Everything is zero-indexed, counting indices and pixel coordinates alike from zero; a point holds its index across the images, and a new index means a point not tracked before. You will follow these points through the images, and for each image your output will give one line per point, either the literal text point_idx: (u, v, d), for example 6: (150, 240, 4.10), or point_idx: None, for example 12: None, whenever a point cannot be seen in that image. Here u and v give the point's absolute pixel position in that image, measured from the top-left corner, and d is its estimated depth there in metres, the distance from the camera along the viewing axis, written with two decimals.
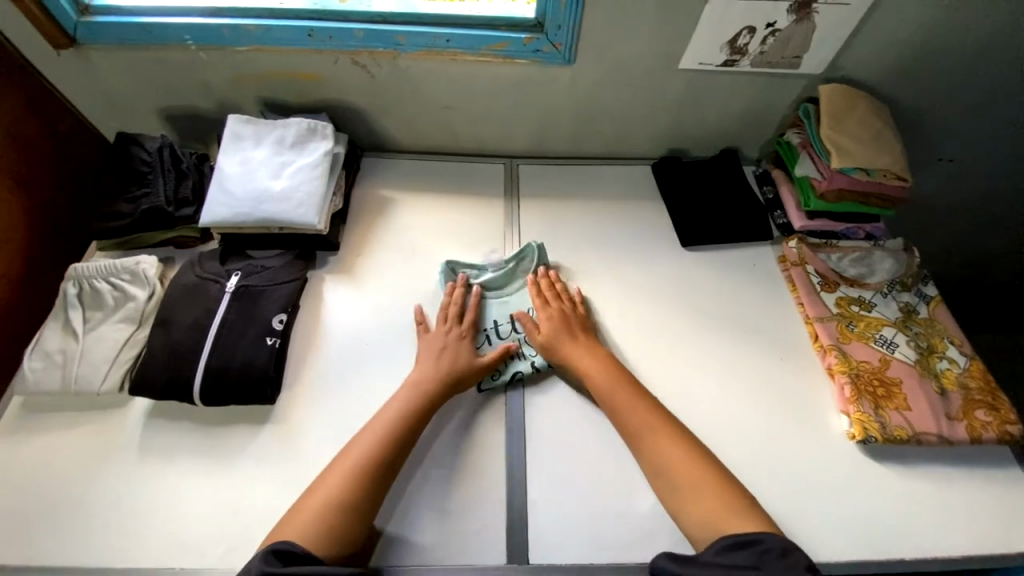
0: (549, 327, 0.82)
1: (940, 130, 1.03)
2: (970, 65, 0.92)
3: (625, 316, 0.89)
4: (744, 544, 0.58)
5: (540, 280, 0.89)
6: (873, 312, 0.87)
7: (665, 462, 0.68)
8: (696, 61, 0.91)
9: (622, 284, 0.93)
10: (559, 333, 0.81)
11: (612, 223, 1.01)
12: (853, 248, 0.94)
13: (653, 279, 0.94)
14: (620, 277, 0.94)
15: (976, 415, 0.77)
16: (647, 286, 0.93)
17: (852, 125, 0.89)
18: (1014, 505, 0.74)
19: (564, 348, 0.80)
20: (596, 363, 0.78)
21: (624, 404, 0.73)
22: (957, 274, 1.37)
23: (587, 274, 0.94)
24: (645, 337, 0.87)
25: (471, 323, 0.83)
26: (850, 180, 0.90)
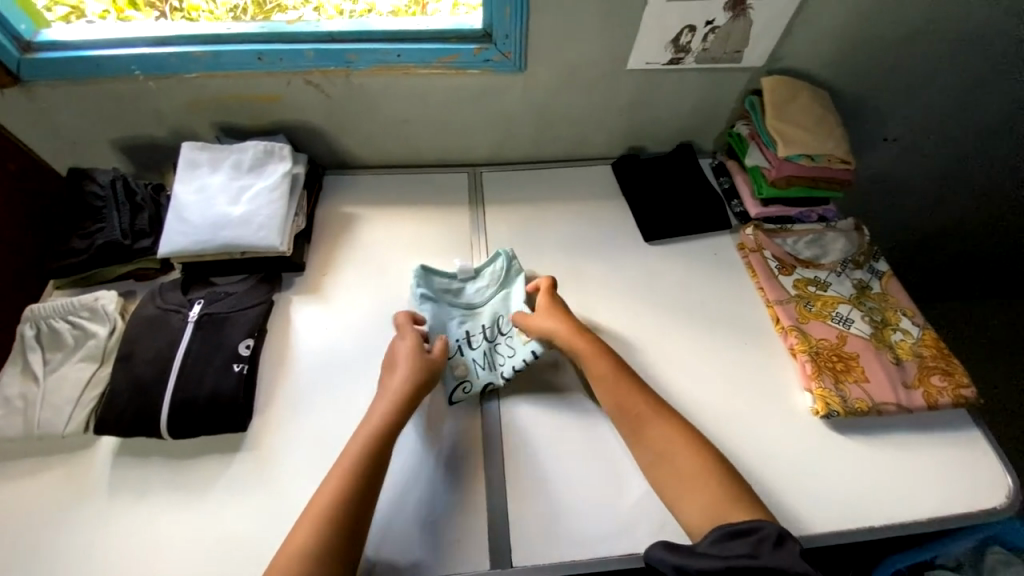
0: (542, 325, 0.82)
1: (879, 112, 1.08)
2: (901, 50, 0.97)
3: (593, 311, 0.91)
4: (742, 533, 0.60)
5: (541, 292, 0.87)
6: (829, 291, 0.90)
7: (663, 451, 0.70)
8: (642, 61, 0.93)
9: (588, 281, 0.95)
10: (551, 322, 0.82)
11: (576, 222, 1.03)
12: (806, 231, 0.98)
13: (617, 273, 0.96)
14: (587, 276, 0.96)
15: (932, 381, 0.80)
16: (614, 283, 0.95)
17: (794, 114, 0.93)
18: (972, 466, 0.77)
19: (557, 336, 0.81)
20: (597, 356, 0.79)
21: (620, 395, 0.75)
22: (909, 244, 1.44)
23: (554, 274, 0.96)
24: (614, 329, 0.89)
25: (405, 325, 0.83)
26: (796, 166, 0.93)
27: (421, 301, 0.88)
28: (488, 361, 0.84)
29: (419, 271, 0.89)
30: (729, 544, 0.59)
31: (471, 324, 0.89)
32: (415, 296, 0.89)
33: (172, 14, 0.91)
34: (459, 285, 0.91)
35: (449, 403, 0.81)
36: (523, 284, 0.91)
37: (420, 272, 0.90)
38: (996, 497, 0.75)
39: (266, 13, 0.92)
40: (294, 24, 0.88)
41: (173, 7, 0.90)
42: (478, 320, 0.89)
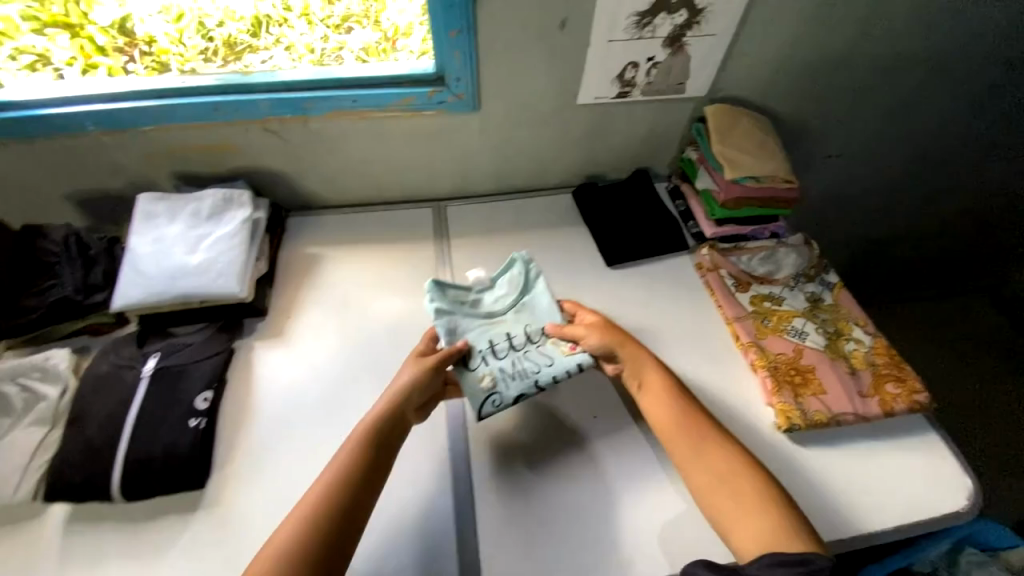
0: (601, 335, 0.82)
1: (818, 132, 1.15)
2: (830, 76, 1.04)
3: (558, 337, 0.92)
4: (792, 561, 0.58)
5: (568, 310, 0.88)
6: (784, 305, 0.93)
7: (719, 474, 0.69)
8: (591, 96, 0.97)
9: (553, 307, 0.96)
10: (607, 338, 0.81)
11: (538, 249, 1.05)
12: (759, 248, 1.01)
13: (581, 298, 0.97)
14: None
15: (886, 388, 0.82)
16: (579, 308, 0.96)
17: (737, 139, 0.98)
18: (932, 470, 0.79)
19: (616, 350, 0.81)
20: (658, 375, 0.79)
21: (681, 417, 0.75)
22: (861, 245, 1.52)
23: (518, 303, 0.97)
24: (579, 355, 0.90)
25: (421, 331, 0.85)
26: (744, 188, 0.97)
27: (443, 308, 0.86)
28: (518, 372, 0.81)
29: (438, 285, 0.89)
30: (776, 574, 0.57)
31: (495, 331, 0.86)
32: (436, 305, 0.87)
33: (142, 58, 0.93)
34: (474, 295, 0.91)
35: (479, 416, 0.78)
36: (547, 294, 0.90)
37: (436, 287, 0.89)
38: (959, 501, 0.76)
39: (236, 53, 0.95)
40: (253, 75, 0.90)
41: (142, 51, 0.93)
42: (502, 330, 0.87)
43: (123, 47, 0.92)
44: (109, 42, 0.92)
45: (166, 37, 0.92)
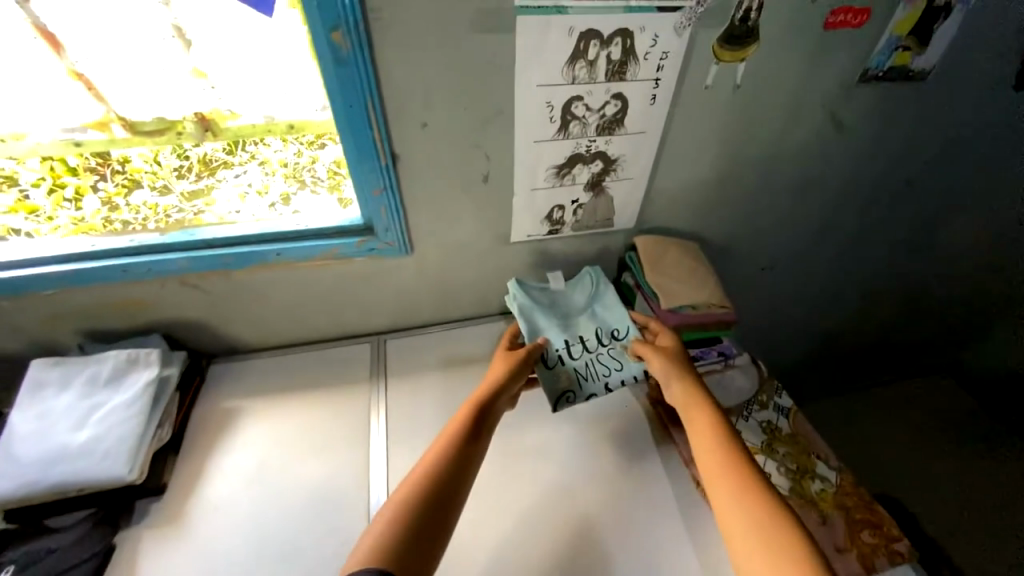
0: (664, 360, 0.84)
1: (746, 247, 1.21)
2: (748, 202, 1.11)
3: (499, 490, 0.82)
4: None
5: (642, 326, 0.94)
6: (741, 440, 0.88)
7: (753, 517, 0.64)
8: (524, 234, 0.99)
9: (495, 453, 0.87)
10: (666, 366, 0.83)
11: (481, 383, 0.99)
12: (708, 372, 0.99)
13: (526, 438, 0.89)
14: (498, 449, 0.88)
15: (863, 539, 0.75)
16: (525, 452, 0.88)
17: (668, 267, 1.00)
18: None
19: (669, 375, 0.82)
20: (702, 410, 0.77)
21: (720, 451, 0.71)
22: (804, 330, 1.58)
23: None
24: (522, 510, 0.79)
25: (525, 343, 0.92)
26: (681, 315, 0.98)
27: (527, 306, 0.96)
28: (591, 373, 0.90)
29: (519, 286, 0.98)
30: None
31: (573, 329, 0.95)
32: (522, 303, 0.96)
33: (113, 177, 0.91)
34: (553, 294, 1.01)
35: (554, 409, 0.87)
36: (613, 295, 0.98)
37: (518, 293, 0.97)
38: None
39: (212, 169, 0.93)
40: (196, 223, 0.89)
41: (114, 169, 0.90)
42: (572, 324, 0.96)
43: (95, 167, 0.89)
44: (81, 163, 0.88)
45: (140, 156, 0.90)
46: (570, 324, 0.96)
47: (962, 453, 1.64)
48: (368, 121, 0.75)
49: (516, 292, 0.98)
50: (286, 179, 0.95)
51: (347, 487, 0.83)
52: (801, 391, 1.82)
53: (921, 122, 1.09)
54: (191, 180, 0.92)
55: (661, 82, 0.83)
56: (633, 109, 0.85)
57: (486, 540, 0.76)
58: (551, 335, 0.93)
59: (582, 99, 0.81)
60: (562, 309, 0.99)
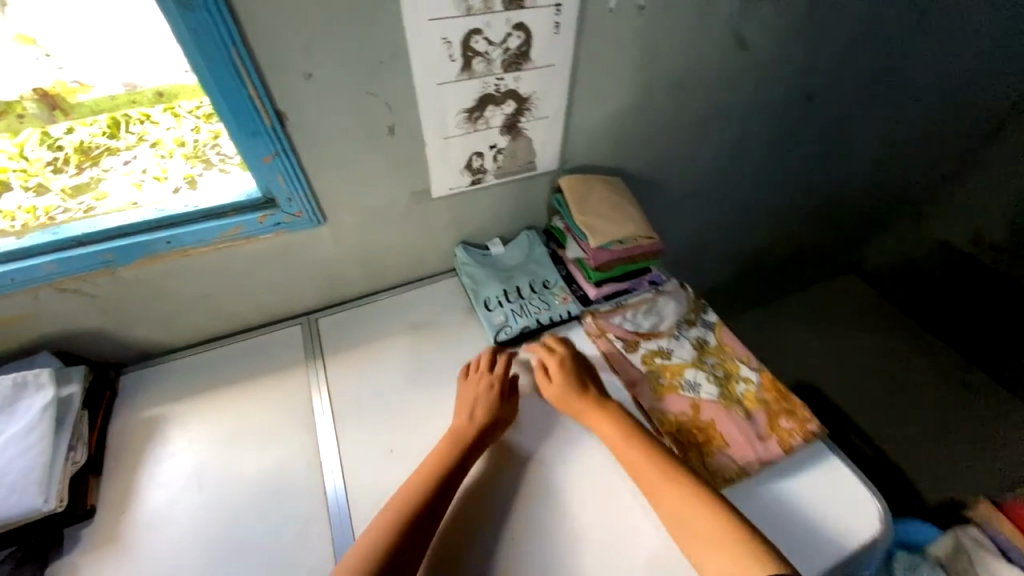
0: (558, 380, 0.87)
1: (669, 176, 1.25)
2: (666, 131, 1.12)
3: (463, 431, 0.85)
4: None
5: (544, 337, 0.96)
6: (674, 359, 0.93)
7: (678, 512, 0.69)
8: (445, 188, 0.95)
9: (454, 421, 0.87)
10: (559, 392, 0.85)
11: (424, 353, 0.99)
12: (640, 302, 1.03)
13: None
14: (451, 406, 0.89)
15: (781, 425, 0.84)
16: None
17: (593, 205, 1.00)
18: (847, 501, 0.77)
19: (569, 400, 0.84)
20: (610, 422, 0.81)
21: (636, 459, 0.75)
22: (731, 250, 1.68)
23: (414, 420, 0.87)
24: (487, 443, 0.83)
25: (499, 370, 0.88)
26: (610, 251, 1.00)
27: (469, 264, 1.07)
28: (524, 310, 1.02)
29: (463, 245, 1.08)
30: None
31: (511, 279, 1.07)
32: (465, 262, 1.07)
33: None
34: (493, 253, 1.11)
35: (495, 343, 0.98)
36: (545, 249, 1.12)
37: (462, 249, 1.08)
38: (874, 529, 0.74)
39: (95, 158, 0.80)
40: (67, 220, 0.77)
41: None
42: (510, 276, 1.08)
43: None
44: None
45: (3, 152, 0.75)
46: (508, 276, 1.08)
47: (866, 338, 1.88)
48: (237, 76, 0.66)
49: (462, 252, 1.09)
50: (186, 159, 0.83)
51: (299, 470, 0.82)
52: (732, 305, 1.98)
53: (818, 35, 1.13)
54: (75, 175, 0.79)
55: (562, 9, 0.79)
56: (537, 41, 0.81)
57: None
58: (491, 286, 1.05)
59: (481, 33, 0.76)
60: (501, 265, 1.10)
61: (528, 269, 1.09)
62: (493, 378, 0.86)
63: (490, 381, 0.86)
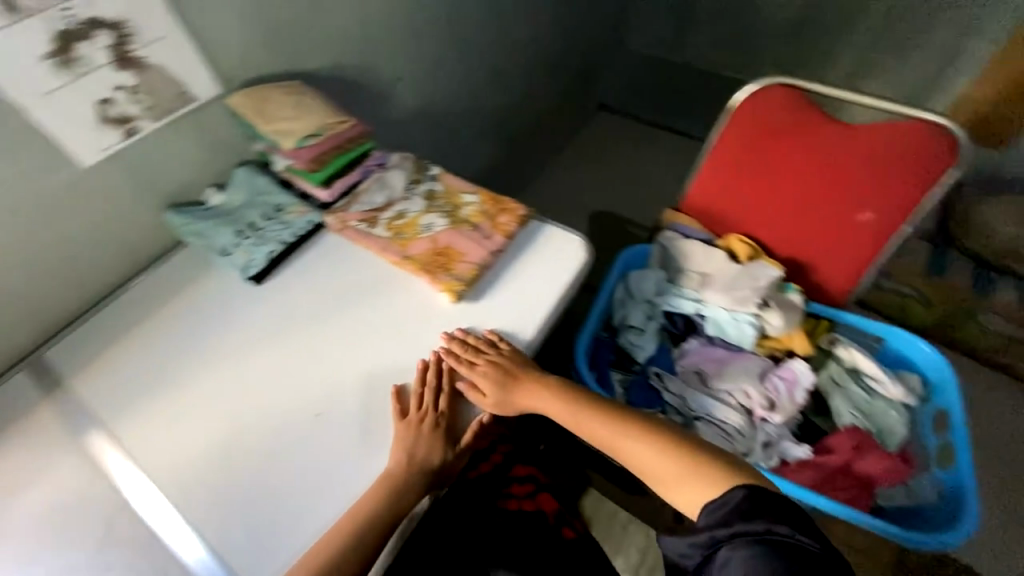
0: (489, 386, 0.88)
1: (362, 68, 1.29)
2: (322, 22, 1.14)
3: (248, 340, 0.95)
4: (717, 509, 0.73)
5: (450, 343, 0.90)
6: (409, 215, 1.04)
7: (643, 466, 0.84)
8: (97, 150, 0.91)
9: (332, 432, 0.84)
10: (496, 390, 0.88)
11: (248, 366, 0.92)
12: (370, 183, 1.10)
13: (250, 303, 0.99)
14: (230, 343, 0.94)
15: (500, 221, 1.01)
16: (255, 324, 0.96)
17: (274, 111, 1.02)
18: (559, 251, 1.00)
19: (508, 396, 0.89)
20: (557, 404, 0.91)
21: (599, 432, 0.88)
22: (479, 126, 1.85)
23: (292, 447, 0.83)
24: (268, 338, 0.95)
25: (443, 404, 0.86)
26: (312, 147, 1.03)
27: (190, 225, 1.04)
28: (262, 240, 1.04)
29: (173, 209, 1.04)
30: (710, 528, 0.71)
31: (241, 220, 1.06)
32: (184, 225, 1.04)
33: None
34: (213, 205, 1.08)
35: (247, 280, 1.00)
36: (266, 178, 1.10)
37: (174, 214, 1.04)
38: (578, 260, 0.99)
39: None
40: None
41: None
42: (239, 218, 1.06)
43: None
44: None
45: None
46: (237, 219, 1.06)
47: None
48: None
49: (177, 216, 1.04)
50: None
51: (87, 470, 0.83)
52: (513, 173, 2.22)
53: None
54: None
55: None
56: None
57: (249, 384, 0.90)
58: (222, 235, 1.04)
59: None
60: (226, 211, 1.07)
61: (255, 202, 1.08)
62: (437, 417, 0.85)
63: (431, 422, 0.84)
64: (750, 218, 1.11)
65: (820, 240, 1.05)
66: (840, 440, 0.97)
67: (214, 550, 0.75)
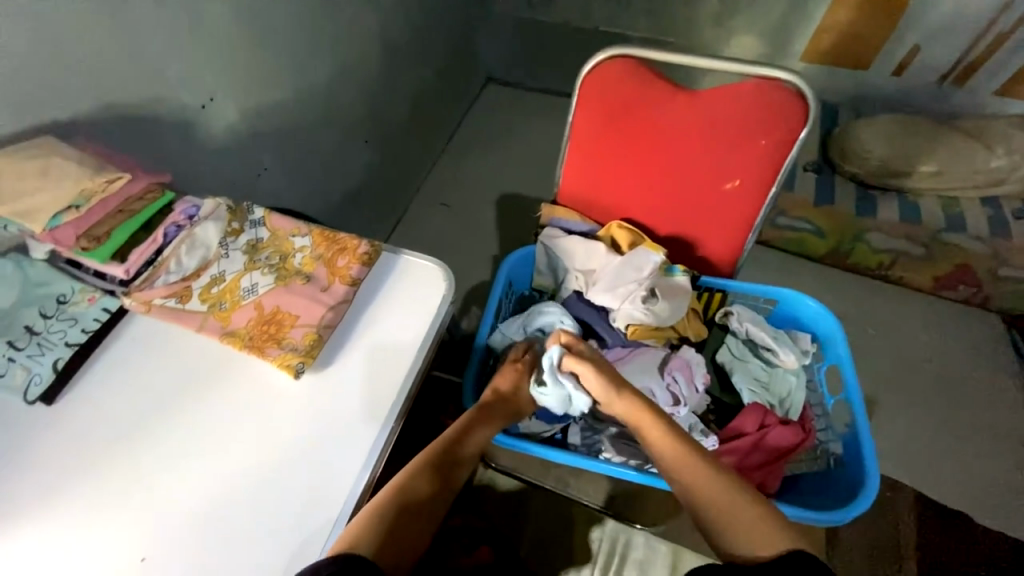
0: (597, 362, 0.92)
1: (152, 102, 1.05)
2: (65, 57, 0.90)
3: (43, 483, 0.73)
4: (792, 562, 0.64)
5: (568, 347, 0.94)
6: (228, 277, 0.86)
7: (701, 489, 0.76)
8: None
9: (275, 502, 0.71)
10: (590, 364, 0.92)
11: (46, 520, 0.70)
12: (177, 244, 0.88)
13: (40, 431, 0.77)
14: (17, 494, 0.72)
15: (339, 265, 0.86)
16: (53, 459, 0.75)
17: (12, 186, 0.79)
18: (416, 284, 0.88)
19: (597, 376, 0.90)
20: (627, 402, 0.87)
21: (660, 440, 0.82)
22: (342, 134, 1.64)
23: (229, 543, 0.68)
24: (76, 471, 0.74)
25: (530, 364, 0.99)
26: (77, 221, 0.83)
27: None
28: (44, 344, 0.82)
29: None
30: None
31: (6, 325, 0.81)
32: None
33: None
34: None
35: (33, 402, 0.78)
36: (38, 264, 0.86)
37: None
38: (440, 288, 0.87)
39: None
40: None
41: None
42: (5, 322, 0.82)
43: None
44: None
45: None
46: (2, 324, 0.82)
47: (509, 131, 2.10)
48: None
49: None
50: None
51: None
52: (401, 173, 2.03)
53: None
54: None
55: None
56: None
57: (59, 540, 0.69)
58: None
59: None
60: None
61: (25, 293, 0.84)
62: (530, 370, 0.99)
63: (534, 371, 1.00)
64: (625, 201, 1.04)
65: (695, 213, 0.99)
66: (745, 419, 0.94)
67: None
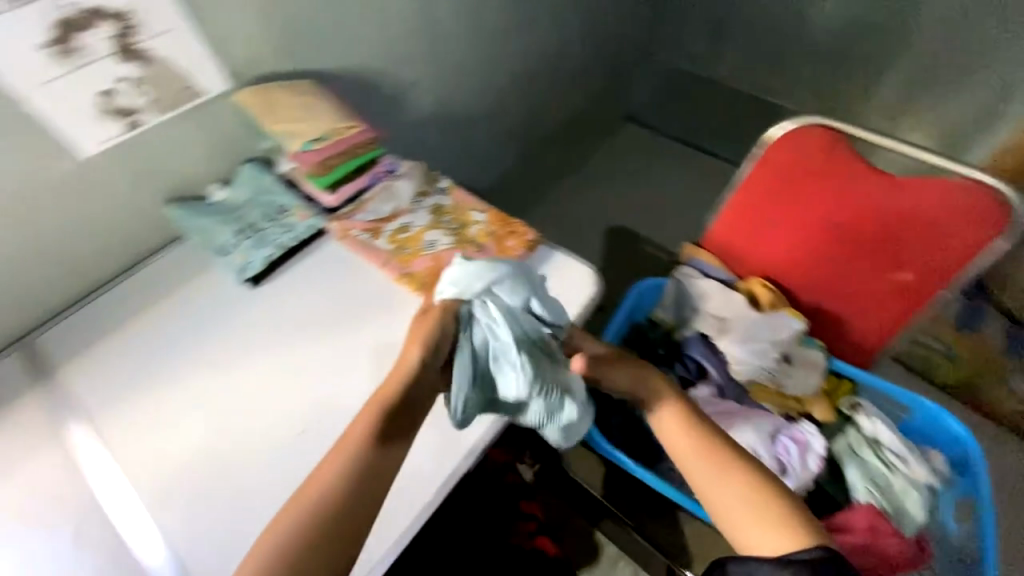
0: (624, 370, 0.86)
1: (381, 71, 1.25)
2: (341, 23, 1.10)
3: (237, 350, 0.89)
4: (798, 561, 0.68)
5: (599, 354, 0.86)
6: (414, 228, 1.00)
7: (715, 494, 0.77)
8: (99, 140, 0.87)
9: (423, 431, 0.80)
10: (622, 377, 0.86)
11: (235, 379, 0.86)
12: (378, 191, 1.04)
13: (243, 308, 0.94)
14: (219, 352, 0.89)
15: (507, 245, 0.96)
16: (248, 334, 0.91)
17: (285, 112, 0.98)
18: (569, 280, 0.94)
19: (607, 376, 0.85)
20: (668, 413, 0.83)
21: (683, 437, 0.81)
22: (500, 134, 1.80)
23: None
24: (265, 349, 0.89)
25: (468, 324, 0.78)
26: (318, 151, 1.00)
27: (185, 218, 1.00)
28: (262, 241, 0.99)
29: (171, 202, 1.00)
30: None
31: (240, 218, 1.01)
32: (180, 219, 1.00)
33: None
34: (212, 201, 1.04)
35: (243, 283, 0.95)
36: (270, 177, 1.05)
37: (173, 209, 1.00)
38: (590, 290, 0.93)
39: None
40: None
41: None
42: (238, 215, 1.02)
43: None
44: None
45: None
46: (235, 216, 1.01)
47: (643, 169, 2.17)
48: None
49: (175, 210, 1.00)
50: None
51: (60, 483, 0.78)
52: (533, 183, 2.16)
53: None
54: None
55: None
56: None
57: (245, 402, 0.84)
58: (219, 231, 0.99)
59: None
60: (225, 207, 1.03)
61: (257, 197, 1.04)
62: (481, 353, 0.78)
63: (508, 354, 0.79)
64: (779, 262, 1.06)
65: (850, 289, 1.01)
66: (858, 518, 0.89)
67: (180, 569, 0.71)
